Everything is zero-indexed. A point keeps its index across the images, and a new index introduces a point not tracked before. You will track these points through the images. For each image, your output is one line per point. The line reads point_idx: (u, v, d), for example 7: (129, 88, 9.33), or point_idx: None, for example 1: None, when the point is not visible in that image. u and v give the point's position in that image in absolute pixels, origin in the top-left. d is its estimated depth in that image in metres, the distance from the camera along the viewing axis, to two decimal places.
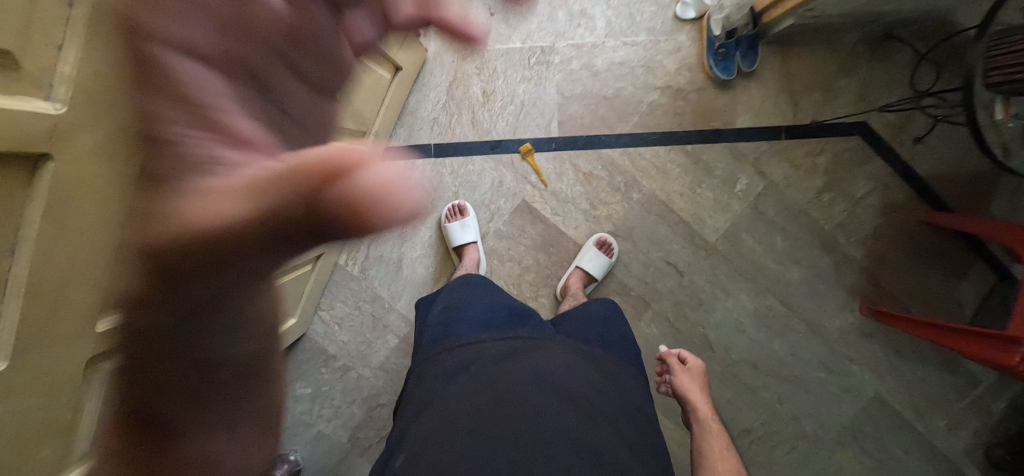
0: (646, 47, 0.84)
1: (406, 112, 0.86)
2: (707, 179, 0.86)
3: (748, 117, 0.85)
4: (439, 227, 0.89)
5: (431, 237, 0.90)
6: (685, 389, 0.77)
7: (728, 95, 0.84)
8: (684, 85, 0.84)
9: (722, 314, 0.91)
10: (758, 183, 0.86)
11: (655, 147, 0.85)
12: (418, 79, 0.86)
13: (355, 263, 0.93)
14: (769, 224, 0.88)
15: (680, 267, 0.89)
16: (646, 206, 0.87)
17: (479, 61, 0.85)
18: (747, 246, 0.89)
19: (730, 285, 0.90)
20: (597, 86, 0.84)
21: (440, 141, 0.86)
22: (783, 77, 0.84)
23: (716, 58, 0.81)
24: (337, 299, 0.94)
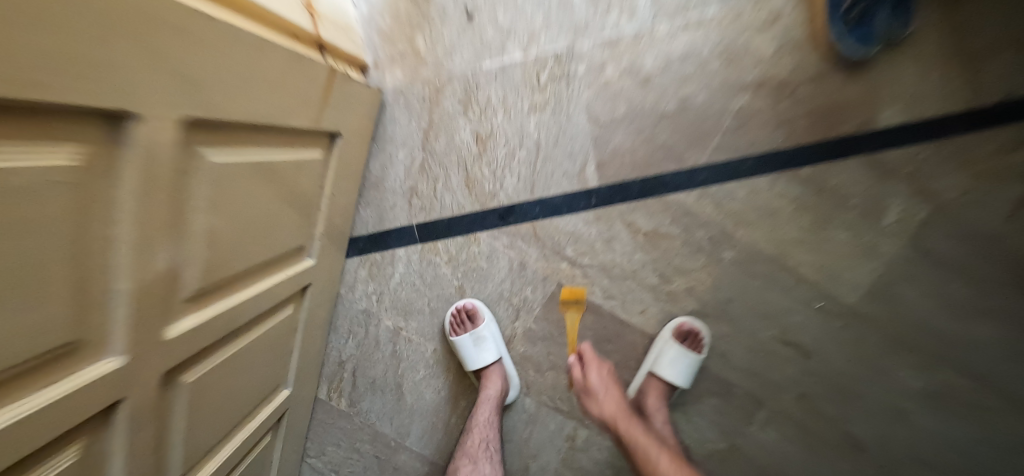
0: (721, 25, 0.52)
1: (372, 186, 0.60)
2: (838, 212, 0.56)
3: (897, 109, 0.53)
4: (444, 337, 0.62)
5: (434, 351, 0.63)
6: (600, 386, 0.52)
7: (864, 78, 0.52)
8: (788, 74, 0.53)
9: (873, 402, 0.62)
10: (921, 208, 0.55)
11: (750, 179, 0.55)
12: (382, 135, 0.59)
13: (341, 395, 0.67)
14: (943, 266, 0.57)
15: (806, 347, 0.60)
16: (746, 267, 0.57)
17: (465, 93, 0.57)
18: (907, 303, 0.58)
19: (884, 361, 0.60)
20: (649, 99, 0.54)
21: (426, 220, 0.59)
22: (954, 33, 0.51)
23: (847, 25, 0.49)
24: (327, 442, 0.69)
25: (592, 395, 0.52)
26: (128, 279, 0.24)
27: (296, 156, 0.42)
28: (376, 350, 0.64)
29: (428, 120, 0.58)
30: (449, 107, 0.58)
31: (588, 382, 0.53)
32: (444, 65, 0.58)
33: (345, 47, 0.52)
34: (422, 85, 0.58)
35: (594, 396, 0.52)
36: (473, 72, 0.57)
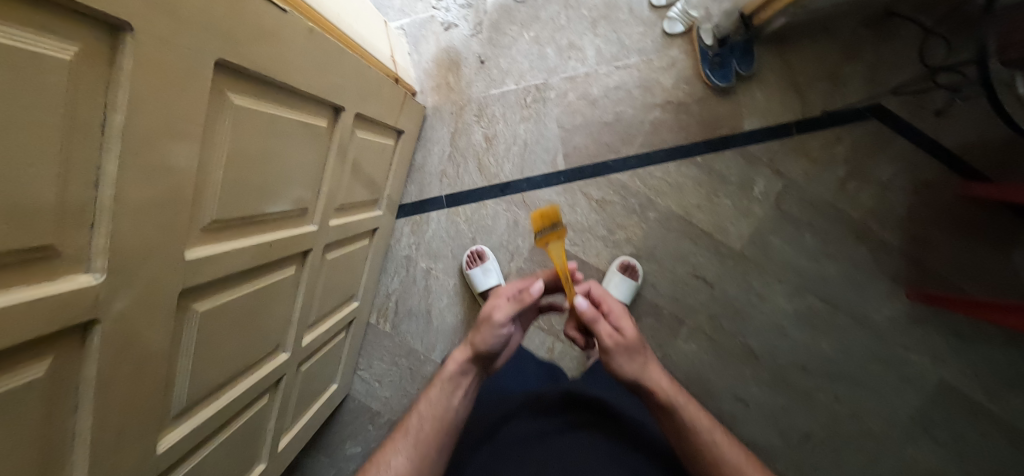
0: (640, 69, 0.85)
1: (415, 170, 0.91)
2: (723, 186, 0.86)
3: (754, 119, 0.85)
4: (461, 274, 0.90)
5: (454, 284, 0.91)
6: (640, 340, 0.53)
7: (731, 100, 0.84)
8: (684, 98, 0.85)
9: (761, 320, 0.89)
10: (777, 183, 0.85)
11: (664, 164, 0.85)
12: (422, 136, 0.91)
13: (387, 320, 0.94)
14: (796, 223, 0.86)
15: (710, 279, 0.88)
16: (665, 223, 0.86)
17: (478, 109, 0.88)
18: (775, 248, 0.87)
19: (764, 289, 0.88)
20: (596, 113, 0.86)
21: (451, 192, 0.90)
22: (785, 72, 0.84)
23: (713, 67, 0.82)
24: (374, 358, 0.95)
25: (627, 351, 0.52)
26: (265, 170, 0.41)
27: (381, 141, 0.72)
28: (413, 285, 0.92)
29: (454, 127, 0.89)
30: (467, 118, 0.89)
31: (628, 339, 0.52)
32: (465, 92, 0.89)
33: (406, 79, 0.84)
34: (450, 105, 0.90)
35: (634, 351, 0.52)
36: (484, 96, 0.88)
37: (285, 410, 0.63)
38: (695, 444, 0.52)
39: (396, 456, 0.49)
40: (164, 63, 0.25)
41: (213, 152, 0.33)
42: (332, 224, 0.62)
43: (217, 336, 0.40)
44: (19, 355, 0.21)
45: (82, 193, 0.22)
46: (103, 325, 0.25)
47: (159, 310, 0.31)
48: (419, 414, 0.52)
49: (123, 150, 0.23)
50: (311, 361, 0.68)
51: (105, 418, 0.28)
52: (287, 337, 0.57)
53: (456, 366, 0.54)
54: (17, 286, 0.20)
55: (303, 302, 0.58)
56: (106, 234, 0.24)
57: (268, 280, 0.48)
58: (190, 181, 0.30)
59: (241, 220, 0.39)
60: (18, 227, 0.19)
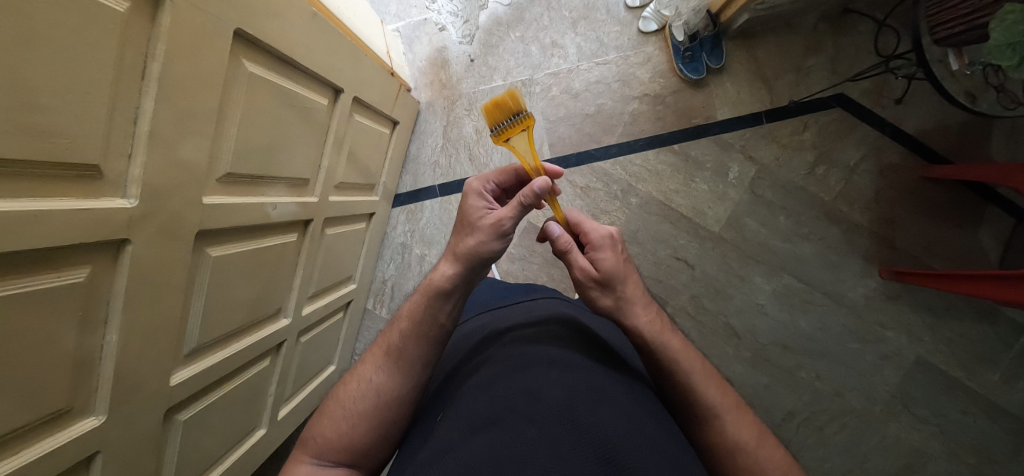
0: (618, 64, 0.94)
1: (410, 160, 1.04)
2: (699, 172, 0.93)
3: (726, 109, 0.93)
4: None
5: None
6: (616, 273, 0.56)
7: (703, 92, 0.93)
8: (660, 90, 0.93)
9: (741, 299, 0.94)
10: (750, 168, 0.92)
11: (644, 152, 0.94)
12: (417, 129, 1.03)
13: (383, 306, 1.05)
14: (769, 205, 0.92)
15: (690, 261, 0.94)
16: (645, 208, 0.94)
17: (468, 103, 0.98)
18: (751, 230, 0.93)
19: (742, 270, 0.94)
20: (578, 106, 0.95)
21: (444, 181, 1.01)
22: (752, 66, 0.93)
23: (684, 61, 0.90)
24: (371, 342, 1.05)
25: (599, 281, 0.56)
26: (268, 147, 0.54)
27: (379, 128, 0.87)
28: (408, 270, 1.03)
29: (446, 120, 1.00)
30: (460, 112, 0.99)
31: (601, 268, 0.56)
32: (457, 88, 0.99)
33: (401, 74, 0.95)
34: (443, 100, 1.00)
35: (609, 282, 0.56)
36: (474, 91, 0.98)
37: (285, 376, 0.76)
38: (672, 375, 0.52)
39: (375, 373, 0.53)
40: (196, 23, 0.37)
41: (227, 130, 0.46)
42: (332, 200, 0.76)
43: (224, 285, 0.53)
44: (78, 242, 0.32)
45: (124, 132, 0.33)
46: (131, 243, 0.37)
47: (175, 241, 0.42)
48: (399, 333, 0.55)
49: (155, 99, 0.35)
50: (309, 334, 0.81)
51: (133, 310, 0.39)
52: (287, 301, 0.70)
53: (443, 278, 0.54)
54: (75, 194, 0.31)
55: (302, 269, 0.72)
56: (139, 165, 0.35)
57: (271, 244, 0.62)
58: (201, 147, 0.42)
59: (252, 179, 0.54)
60: (79, 143, 0.30)
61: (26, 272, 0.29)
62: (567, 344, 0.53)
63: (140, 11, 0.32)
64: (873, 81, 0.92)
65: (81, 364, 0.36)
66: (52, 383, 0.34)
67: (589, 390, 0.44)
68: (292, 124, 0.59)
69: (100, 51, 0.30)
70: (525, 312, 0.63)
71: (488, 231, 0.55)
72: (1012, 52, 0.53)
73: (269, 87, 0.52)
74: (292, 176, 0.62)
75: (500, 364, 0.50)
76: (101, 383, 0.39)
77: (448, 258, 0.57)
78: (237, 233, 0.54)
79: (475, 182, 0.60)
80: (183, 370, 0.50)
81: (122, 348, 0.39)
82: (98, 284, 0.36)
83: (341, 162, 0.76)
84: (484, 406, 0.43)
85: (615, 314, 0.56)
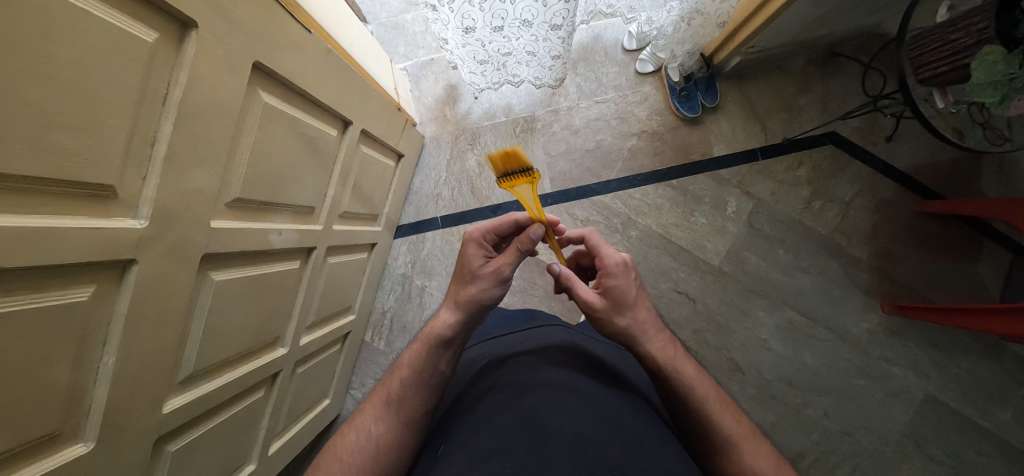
0: (616, 102, 1.00)
1: (411, 193, 1.06)
2: (697, 207, 0.96)
3: (722, 145, 0.98)
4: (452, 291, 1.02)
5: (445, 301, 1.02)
6: (626, 299, 0.55)
7: (699, 129, 0.98)
8: (657, 127, 0.99)
9: (743, 334, 0.94)
10: (747, 202, 0.95)
11: (643, 187, 0.98)
12: (419, 162, 1.07)
13: (381, 338, 1.04)
14: (768, 238, 0.94)
15: (691, 294, 0.95)
16: (646, 241, 0.97)
17: (471, 138, 1.04)
18: (751, 263, 0.95)
19: (744, 304, 0.94)
20: (579, 141, 1.01)
21: (446, 212, 1.04)
22: (745, 105, 0.98)
23: (681, 100, 0.97)
24: (367, 376, 1.03)
25: (608, 307, 0.56)
26: (275, 179, 0.55)
27: (382, 159, 0.88)
28: (409, 302, 1.03)
29: (449, 154, 1.05)
30: (462, 146, 1.04)
31: (610, 295, 0.56)
32: (462, 123, 1.05)
33: (408, 110, 0.99)
34: (447, 134, 1.05)
35: (618, 308, 0.55)
36: (477, 127, 1.04)
37: (277, 410, 0.74)
38: (686, 402, 0.52)
39: (375, 424, 0.52)
40: (217, 53, 0.39)
41: (236, 166, 0.47)
42: (334, 228, 0.76)
43: (224, 314, 0.52)
44: (84, 261, 0.32)
45: (142, 154, 0.34)
46: (138, 263, 0.37)
47: (178, 264, 0.42)
48: (400, 381, 0.55)
49: (174, 123, 0.36)
50: (305, 366, 0.79)
51: (133, 332, 0.38)
52: (286, 331, 0.70)
53: (444, 327, 0.56)
54: (86, 213, 0.31)
55: (303, 301, 0.72)
56: (152, 186, 0.36)
57: (273, 271, 0.62)
58: (212, 175, 0.43)
59: (260, 205, 0.54)
60: (95, 163, 0.30)
61: (30, 289, 0.29)
62: (570, 370, 0.52)
63: (165, 39, 0.34)
64: (863, 119, 0.95)
65: (75, 387, 0.35)
66: (45, 406, 0.32)
67: (599, 418, 0.43)
68: (301, 160, 0.60)
69: (126, 76, 0.31)
70: (529, 340, 0.62)
71: (489, 281, 0.56)
72: (994, 89, 0.57)
73: (284, 123, 0.54)
74: (296, 211, 0.64)
75: (507, 389, 0.49)
76: (93, 408, 0.37)
77: (449, 305, 0.58)
78: (236, 257, 0.53)
79: (475, 230, 0.60)
80: (174, 399, 0.48)
81: (118, 371, 0.38)
82: (100, 305, 0.35)
83: (345, 195, 0.77)
84: (497, 429, 0.43)
85: (627, 339, 0.55)
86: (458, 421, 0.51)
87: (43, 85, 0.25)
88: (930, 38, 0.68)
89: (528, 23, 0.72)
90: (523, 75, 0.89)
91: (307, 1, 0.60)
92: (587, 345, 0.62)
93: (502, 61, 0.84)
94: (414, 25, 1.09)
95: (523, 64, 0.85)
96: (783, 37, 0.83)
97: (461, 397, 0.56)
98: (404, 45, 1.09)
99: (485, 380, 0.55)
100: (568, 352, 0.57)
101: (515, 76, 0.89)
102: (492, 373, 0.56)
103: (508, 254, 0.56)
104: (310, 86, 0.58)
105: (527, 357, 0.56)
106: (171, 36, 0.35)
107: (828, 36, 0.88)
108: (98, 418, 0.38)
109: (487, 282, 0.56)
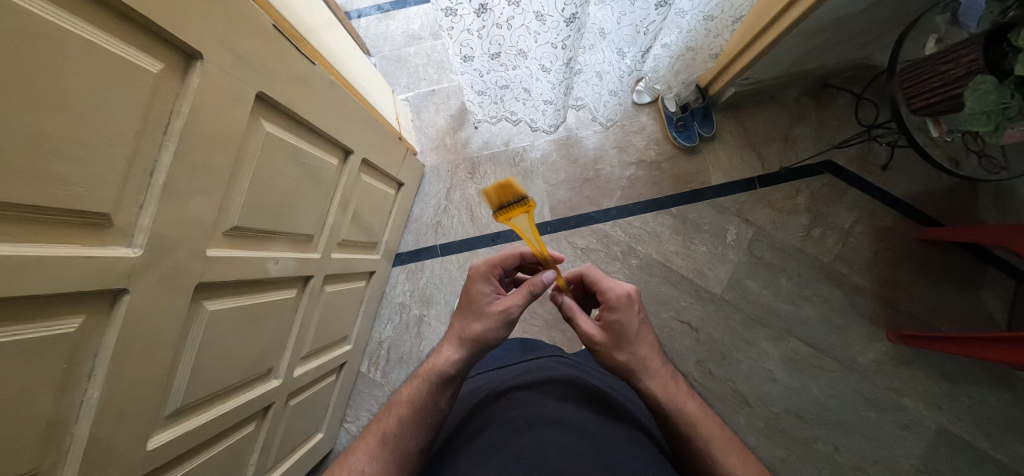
0: (614, 132, 1.04)
1: (411, 221, 1.06)
2: (698, 235, 0.97)
3: (720, 174, 0.99)
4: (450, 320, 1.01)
5: (443, 331, 1.01)
6: (628, 335, 0.53)
7: (697, 158, 1.00)
8: (655, 157, 1.02)
9: (748, 365, 0.92)
10: (747, 230, 0.96)
11: (642, 215, 0.99)
12: (419, 190, 1.07)
13: (377, 369, 1.02)
14: (769, 267, 0.95)
15: (694, 324, 0.94)
16: (647, 269, 0.97)
17: (471, 168, 1.06)
18: (753, 292, 0.94)
19: (748, 334, 0.93)
20: (578, 171, 1.03)
21: (445, 241, 1.05)
22: (742, 135, 1.00)
23: (678, 130, 0.99)
24: (362, 410, 1.00)
25: (609, 342, 0.54)
26: (276, 215, 0.56)
27: (382, 188, 0.89)
28: (406, 333, 1.02)
29: (449, 183, 1.06)
30: (461, 176, 1.06)
31: (613, 329, 0.54)
32: (462, 152, 1.07)
33: (408, 139, 1.00)
34: (447, 164, 1.07)
35: (620, 343, 0.53)
36: (477, 156, 1.06)
37: (268, 444, 0.71)
38: (689, 443, 0.50)
39: (368, 463, 0.49)
40: (223, 85, 0.40)
41: (235, 200, 0.47)
42: (333, 256, 0.76)
43: (216, 344, 0.50)
44: (72, 291, 0.31)
45: (140, 183, 0.34)
46: (130, 292, 0.36)
47: (172, 294, 0.41)
48: (397, 419, 0.52)
49: (174, 152, 0.35)
50: (298, 397, 0.77)
51: (121, 365, 0.37)
52: (279, 363, 0.67)
53: (446, 364, 0.54)
54: (80, 241, 0.31)
55: (298, 334, 0.70)
56: (149, 215, 0.35)
57: (270, 299, 0.61)
58: (209, 206, 0.42)
59: (259, 233, 0.54)
60: (94, 193, 0.30)
61: (19, 319, 0.28)
62: (573, 407, 0.49)
63: (170, 70, 0.34)
64: (858, 148, 0.97)
65: (56, 423, 0.32)
66: (22, 444, 0.30)
67: (599, 457, 0.40)
68: (302, 196, 0.61)
69: (130, 107, 0.31)
70: (529, 371, 0.59)
71: (495, 321, 0.55)
72: (987, 118, 0.57)
73: (287, 154, 0.55)
74: (295, 244, 0.63)
75: (505, 426, 0.47)
76: (74, 445, 0.35)
77: (451, 341, 0.56)
78: (231, 287, 0.52)
79: (482, 265, 0.58)
80: (160, 434, 0.46)
81: (103, 406, 0.36)
82: (86, 337, 0.33)
83: (345, 225, 0.77)
84: (496, 468, 0.40)
85: (628, 374, 0.54)
86: (455, 459, 0.48)
87: (45, 114, 0.25)
88: (920, 70, 0.69)
89: (524, 54, 0.77)
90: (522, 113, 0.96)
91: (316, 36, 0.63)
92: (589, 377, 0.59)
93: (505, 99, 0.91)
94: (415, 58, 1.12)
95: (521, 102, 0.92)
96: (776, 69, 0.85)
97: (458, 434, 0.53)
98: (406, 77, 1.11)
99: (482, 415, 0.53)
100: (570, 386, 0.54)
101: (514, 113, 0.95)
102: (491, 409, 0.53)
103: (515, 296, 0.55)
104: (315, 119, 0.59)
105: (527, 392, 0.53)
106: (178, 67, 0.35)
107: (819, 69, 0.91)
108: (80, 454, 0.35)
109: (494, 320, 0.55)
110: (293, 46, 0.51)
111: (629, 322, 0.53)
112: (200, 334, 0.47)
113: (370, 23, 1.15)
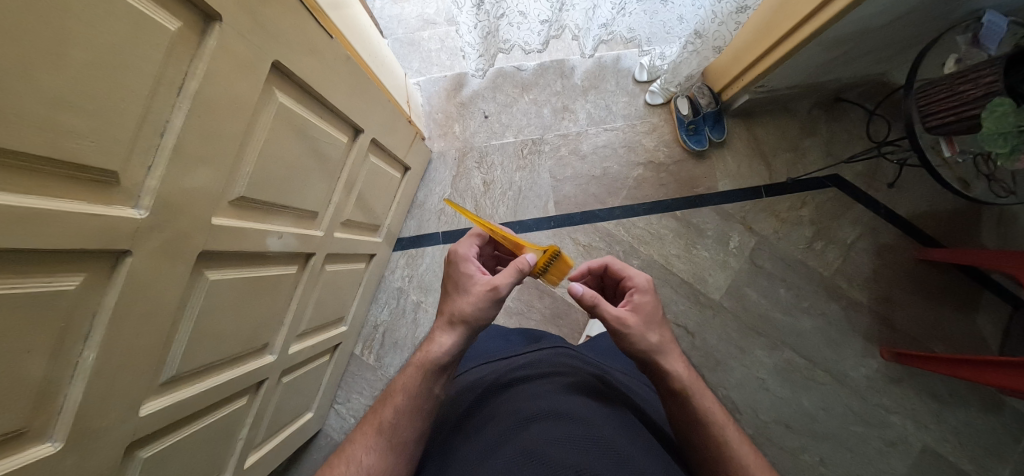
0: (624, 131, 1.03)
1: (415, 206, 1.06)
2: (700, 240, 0.97)
3: (727, 181, 0.99)
4: None
5: None
6: (655, 315, 0.53)
7: (705, 163, 1.00)
8: (663, 159, 1.01)
9: (741, 372, 0.93)
10: (750, 238, 0.96)
11: (646, 216, 0.99)
12: (425, 176, 1.07)
13: (371, 353, 1.02)
14: (768, 276, 0.95)
15: (691, 328, 0.94)
16: (647, 270, 0.97)
17: (478, 157, 1.05)
18: (751, 300, 0.95)
19: (743, 341, 0.94)
20: (585, 167, 1.03)
21: (447, 229, 1.05)
22: (751, 143, 1.00)
23: (689, 134, 0.99)
24: (353, 392, 1.01)
25: (641, 323, 0.51)
26: (281, 192, 0.55)
27: (389, 170, 0.88)
28: (402, 317, 1.03)
29: (455, 171, 1.06)
30: (468, 164, 1.05)
31: (641, 310, 0.53)
32: (469, 140, 1.06)
33: (417, 123, 1.00)
34: (454, 151, 1.06)
35: (650, 323, 0.52)
36: (485, 145, 1.05)
37: (257, 420, 0.71)
38: (707, 429, 0.50)
39: (367, 454, 0.49)
40: (239, 50, 0.39)
41: (241, 171, 0.46)
42: (335, 236, 0.75)
43: (214, 315, 0.50)
44: (75, 249, 0.30)
45: (150, 145, 0.33)
46: (133, 255, 0.35)
47: (173, 260, 0.40)
48: (394, 408, 0.52)
49: (186, 115, 0.35)
50: (290, 376, 0.76)
51: (117, 328, 0.36)
52: (275, 340, 0.67)
53: (441, 352, 0.52)
54: (85, 198, 0.30)
55: (295, 312, 0.70)
56: (157, 177, 0.35)
57: (270, 273, 0.60)
58: (216, 176, 0.42)
59: (263, 206, 0.53)
60: (103, 150, 0.29)
61: (21, 272, 0.28)
62: (578, 399, 0.48)
63: (189, 28, 0.34)
64: (866, 164, 0.97)
65: (48, 381, 0.32)
66: (15, 401, 0.30)
67: (601, 449, 0.39)
68: (308, 174, 0.60)
69: (146, 64, 0.30)
70: (531, 365, 0.59)
71: (482, 300, 0.53)
72: (1004, 139, 0.57)
73: (297, 128, 0.54)
74: (298, 222, 0.63)
75: (510, 420, 0.46)
76: (65, 407, 0.34)
77: (444, 327, 0.54)
78: (232, 259, 0.52)
79: (461, 248, 0.58)
80: (153, 401, 0.46)
81: (98, 368, 0.36)
82: (87, 297, 0.33)
83: (349, 207, 0.77)
84: (500, 459, 0.39)
85: (655, 357, 0.51)
86: (457, 452, 0.47)
87: (60, 69, 0.24)
88: (938, 88, 0.68)
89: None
90: (514, 41, 0.88)
91: (338, 12, 0.62)
92: (592, 369, 0.59)
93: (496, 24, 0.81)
94: (429, 43, 1.11)
95: (515, 28, 0.84)
96: (792, 79, 0.85)
97: (461, 425, 0.53)
98: (418, 61, 1.10)
99: (487, 407, 0.52)
100: (573, 378, 0.54)
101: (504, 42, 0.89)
102: (495, 403, 0.52)
103: (502, 275, 0.54)
104: (329, 96, 0.59)
105: (532, 386, 0.53)
106: (196, 27, 0.34)
107: (834, 82, 0.91)
108: (70, 418, 0.35)
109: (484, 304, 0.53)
110: (311, 17, 0.50)
111: (655, 305, 0.54)
112: (197, 305, 0.47)
113: (385, 5, 1.14)
